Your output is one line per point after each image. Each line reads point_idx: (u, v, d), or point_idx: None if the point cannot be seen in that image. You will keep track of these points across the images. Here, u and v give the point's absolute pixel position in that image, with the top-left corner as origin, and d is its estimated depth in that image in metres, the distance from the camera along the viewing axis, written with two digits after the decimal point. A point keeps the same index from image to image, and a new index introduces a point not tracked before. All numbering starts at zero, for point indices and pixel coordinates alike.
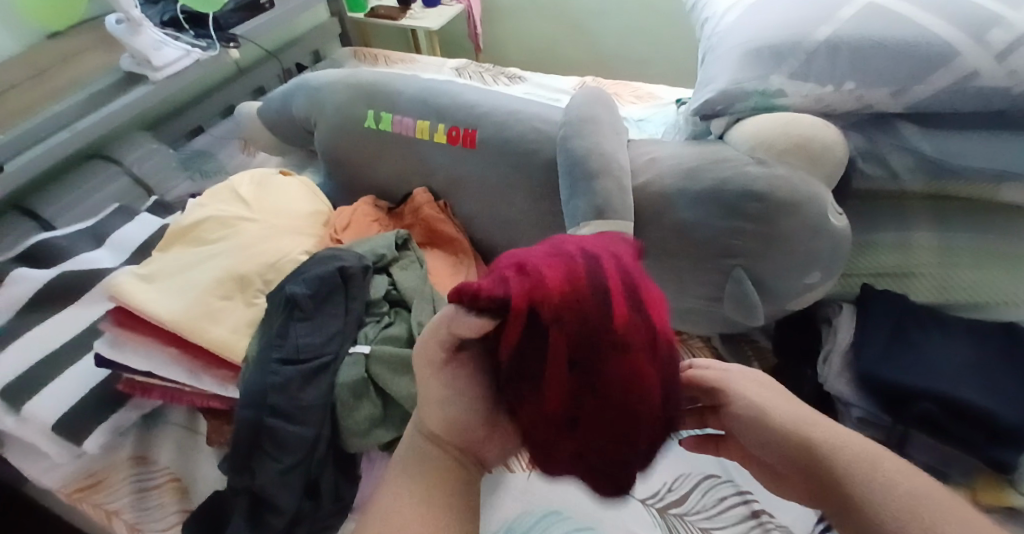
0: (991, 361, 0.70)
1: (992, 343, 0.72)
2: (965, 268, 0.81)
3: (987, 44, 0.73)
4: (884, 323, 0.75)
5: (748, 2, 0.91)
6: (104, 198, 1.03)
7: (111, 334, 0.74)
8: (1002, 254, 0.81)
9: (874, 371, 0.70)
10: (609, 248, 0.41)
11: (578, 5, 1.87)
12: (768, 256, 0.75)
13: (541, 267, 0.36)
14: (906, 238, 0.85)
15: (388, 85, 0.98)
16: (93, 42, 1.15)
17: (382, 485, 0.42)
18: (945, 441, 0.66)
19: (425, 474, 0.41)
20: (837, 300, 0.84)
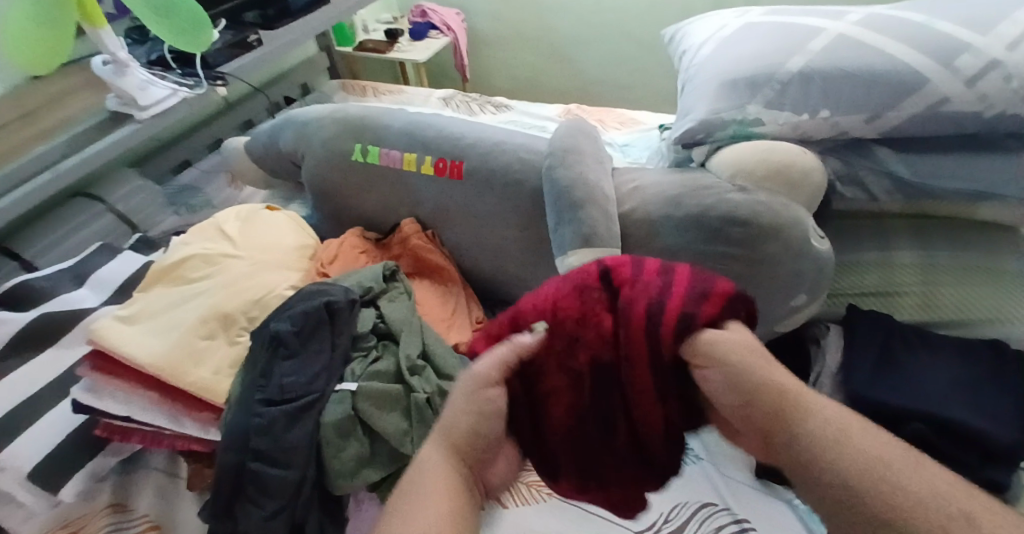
0: (979, 378, 0.69)
1: (982, 360, 0.72)
2: (946, 286, 0.81)
3: (957, 70, 0.74)
4: (873, 343, 0.74)
5: (723, 34, 0.93)
6: (88, 237, 1.02)
7: (88, 379, 0.73)
8: (982, 270, 0.82)
9: (866, 393, 0.69)
10: (634, 304, 0.53)
11: (561, 36, 1.90)
12: (755, 282, 0.75)
13: (551, 310, 0.55)
14: (888, 257, 0.85)
15: (372, 120, 0.99)
16: (80, 82, 1.16)
17: (405, 497, 0.45)
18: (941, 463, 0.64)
19: (448, 489, 0.44)
20: (824, 321, 0.83)
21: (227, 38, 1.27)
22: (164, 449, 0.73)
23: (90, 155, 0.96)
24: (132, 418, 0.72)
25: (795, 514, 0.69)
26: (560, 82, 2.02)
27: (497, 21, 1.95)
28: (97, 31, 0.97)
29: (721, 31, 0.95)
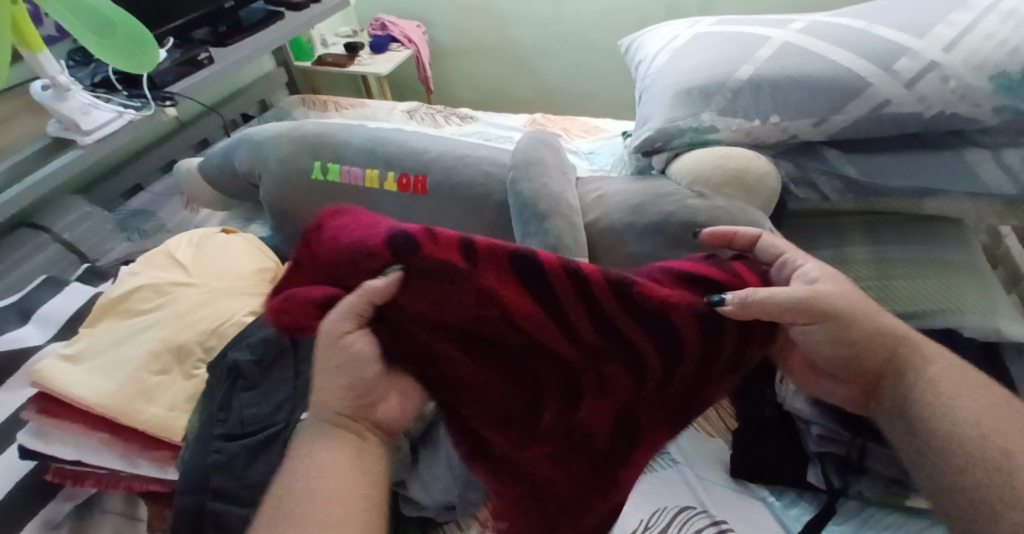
0: None
1: None
2: (900, 278, 0.79)
3: (896, 73, 0.76)
4: None
5: (675, 45, 0.94)
6: (32, 269, 0.98)
7: (35, 423, 0.69)
8: (933, 262, 0.81)
9: None
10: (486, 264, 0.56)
11: (522, 46, 1.90)
12: None
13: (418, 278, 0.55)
14: (842, 252, 0.84)
15: (329, 138, 0.97)
16: (19, 108, 1.11)
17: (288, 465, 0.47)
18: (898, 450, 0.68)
19: (340, 451, 0.47)
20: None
21: (176, 57, 1.23)
22: (120, 492, 0.70)
23: (30, 184, 0.92)
24: (82, 461, 0.68)
25: (771, 512, 0.69)
26: (524, 92, 2.02)
27: (457, 33, 1.94)
28: (35, 56, 0.93)
29: (673, 41, 0.96)
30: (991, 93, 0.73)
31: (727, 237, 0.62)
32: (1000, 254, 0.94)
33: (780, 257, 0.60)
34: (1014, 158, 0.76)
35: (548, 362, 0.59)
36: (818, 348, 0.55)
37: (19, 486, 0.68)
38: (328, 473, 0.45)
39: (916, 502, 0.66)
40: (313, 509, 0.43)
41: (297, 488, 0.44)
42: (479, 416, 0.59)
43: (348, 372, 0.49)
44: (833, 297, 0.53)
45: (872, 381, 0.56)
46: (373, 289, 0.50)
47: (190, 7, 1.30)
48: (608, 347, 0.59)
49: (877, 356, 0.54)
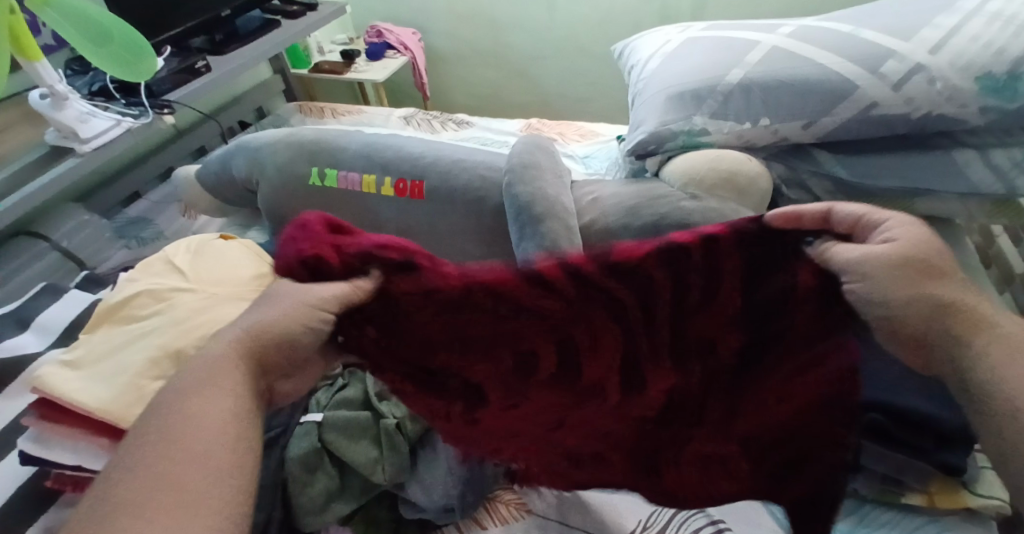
0: None
1: None
2: None
3: (883, 76, 0.77)
4: None
5: (667, 50, 0.96)
6: (31, 277, 0.98)
7: (36, 430, 0.70)
8: None
9: None
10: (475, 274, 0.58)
11: (517, 52, 1.92)
12: None
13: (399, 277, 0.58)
14: None
15: (325, 144, 0.98)
16: (17, 117, 1.12)
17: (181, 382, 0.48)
18: (894, 449, 0.65)
19: (231, 392, 0.47)
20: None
21: (173, 65, 1.24)
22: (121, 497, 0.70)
23: (29, 192, 0.92)
24: (82, 466, 0.69)
25: (770, 513, 0.70)
26: (519, 97, 2.03)
27: (453, 39, 1.96)
28: (32, 64, 0.94)
29: (664, 46, 0.97)
30: (977, 93, 0.74)
31: (794, 218, 0.57)
32: (992, 253, 0.95)
33: (864, 219, 0.54)
34: (1001, 158, 0.77)
35: (561, 341, 0.60)
36: (867, 308, 0.51)
37: (18, 493, 0.68)
38: (210, 412, 0.45)
39: (912, 499, 0.65)
40: (175, 439, 0.42)
41: (166, 416, 0.44)
42: (494, 403, 0.64)
43: (273, 348, 0.51)
44: (882, 262, 0.50)
45: (919, 348, 0.50)
46: (347, 295, 0.55)
47: (187, 16, 1.31)
48: (602, 322, 0.59)
49: (917, 319, 0.48)
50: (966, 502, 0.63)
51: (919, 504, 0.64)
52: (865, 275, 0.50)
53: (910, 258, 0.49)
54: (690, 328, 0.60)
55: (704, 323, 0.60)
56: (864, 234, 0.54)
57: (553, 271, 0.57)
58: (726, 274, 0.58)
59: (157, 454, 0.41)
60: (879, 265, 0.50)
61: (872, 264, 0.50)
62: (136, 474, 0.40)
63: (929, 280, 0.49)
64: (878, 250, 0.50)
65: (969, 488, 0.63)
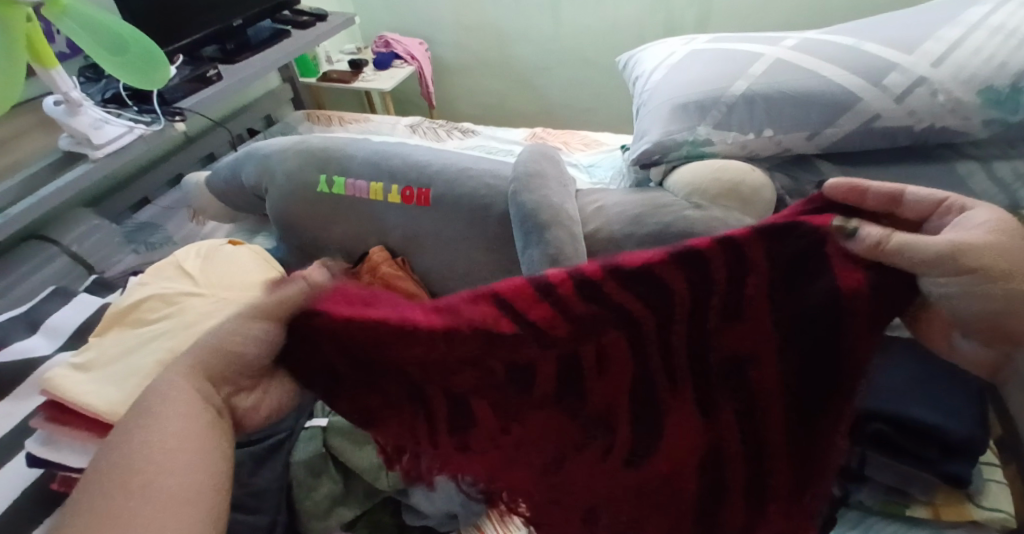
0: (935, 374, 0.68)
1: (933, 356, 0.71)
2: None
3: (886, 88, 0.78)
4: None
5: (671, 61, 0.97)
6: (41, 281, 0.99)
7: (45, 431, 0.71)
8: None
9: None
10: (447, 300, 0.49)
11: (522, 62, 1.94)
12: None
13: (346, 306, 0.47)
14: None
15: (334, 151, 0.99)
16: (31, 124, 1.13)
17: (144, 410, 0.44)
18: (899, 459, 0.64)
19: (197, 419, 0.44)
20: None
21: (186, 74, 1.26)
22: None
23: (43, 197, 0.94)
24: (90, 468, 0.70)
25: None
26: (524, 107, 2.05)
27: (459, 49, 1.98)
28: (47, 70, 0.96)
29: (668, 58, 0.98)
30: (979, 106, 0.75)
31: (857, 193, 0.50)
32: None
33: (943, 203, 0.49)
34: (1006, 171, 0.77)
35: (571, 371, 0.51)
36: (959, 304, 0.44)
37: (27, 494, 0.69)
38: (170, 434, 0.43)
39: (918, 511, 0.65)
40: (133, 469, 0.41)
41: (131, 448, 0.42)
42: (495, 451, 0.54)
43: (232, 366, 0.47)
44: (986, 250, 0.43)
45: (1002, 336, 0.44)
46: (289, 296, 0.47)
47: (200, 25, 1.33)
48: (612, 342, 0.50)
49: None
50: (971, 515, 0.63)
51: (926, 517, 0.64)
52: (947, 271, 0.44)
53: (1014, 237, 0.44)
54: (720, 345, 0.52)
55: (733, 339, 0.51)
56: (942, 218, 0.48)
57: (562, 283, 0.49)
58: (754, 293, 0.50)
59: (119, 490, 0.40)
60: (937, 257, 0.43)
61: (945, 252, 0.43)
62: (110, 506, 0.39)
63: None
64: (975, 234, 0.43)
65: (973, 500, 0.63)
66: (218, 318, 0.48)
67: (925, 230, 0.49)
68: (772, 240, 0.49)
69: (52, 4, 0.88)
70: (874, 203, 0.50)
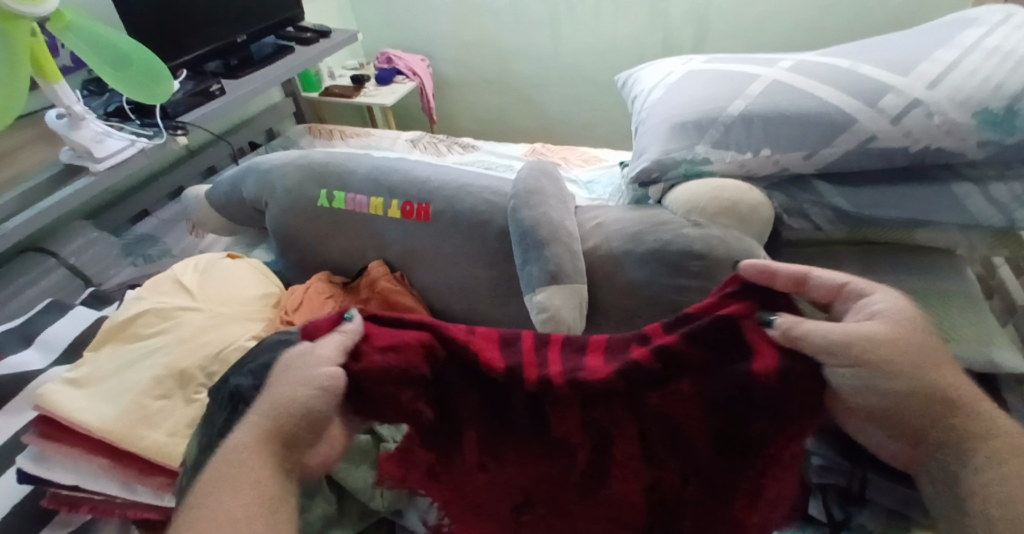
0: None
1: None
2: None
3: (882, 109, 0.78)
4: None
5: (670, 81, 0.98)
6: (38, 294, 0.99)
7: (35, 448, 0.70)
8: (929, 291, 0.81)
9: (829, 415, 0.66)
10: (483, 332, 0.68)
11: (522, 79, 1.95)
12: None
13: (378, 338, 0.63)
14: None
15: (334, 166, 0.99)
16: (33, 137, 1.14)
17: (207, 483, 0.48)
18: (899, 481, 0.63)
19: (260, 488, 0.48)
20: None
21: (189, 88, 1.27)
22: (117, 519, 0.70)
23: (41, 211, 0.94)
24: (80, 486, 0.69)
25: None
26: (523, 122, 2.06)
27: (460, 66, 2.00)
28: (50, 85, 0.96)
29: (666, 78, 0.99)
30: (975, 128, 0.75)
31: (767, 273, 0.60)
32: (995, 284, 0.93)
33: (844, 287, 0.57)
34: (1002, 193, 0.77)
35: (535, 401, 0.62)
36: (868, 384, 0.50)
37: (16, 512, 0.68)
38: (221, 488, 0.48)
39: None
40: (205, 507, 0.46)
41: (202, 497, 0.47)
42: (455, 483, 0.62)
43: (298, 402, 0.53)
44: (887, 340, 0.50)
45: (911, 438, 0.50)
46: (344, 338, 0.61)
47: (204, 41, 1.34)
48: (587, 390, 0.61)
49: (916, 403, 0.49)
50: None
51: None
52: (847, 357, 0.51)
53: (903, 331, 0.51)
54: (688, 427, 0.59)
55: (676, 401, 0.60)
56: (846, 301, 0.56)
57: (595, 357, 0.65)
58: (734, 346, 0.60)
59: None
60: (847, 338, 0.51)
61: (847, 337, 0.51)
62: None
63: (932, 369, 0.50)
64: (868, 326, 0.51)
65: None
66: (332, 337, 0.61)
67: (833, 314, 0.58)
68: (715, 333, 0.60)
69: (56, 19, 0.89)
70: (785, 282, 0.59)
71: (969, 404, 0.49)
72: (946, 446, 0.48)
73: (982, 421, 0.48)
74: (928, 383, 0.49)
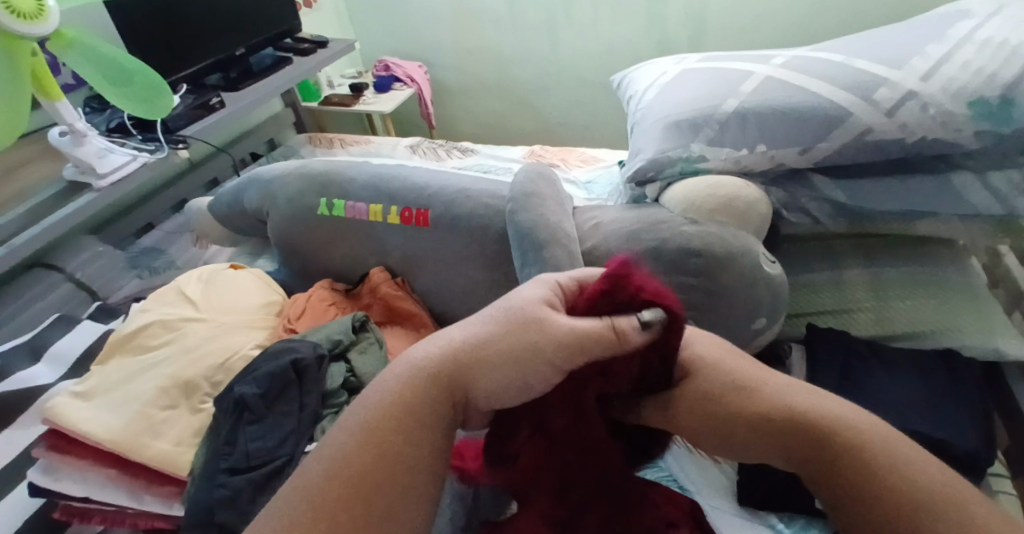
0: (938, 394, 0.67)
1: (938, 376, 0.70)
2: (898, 300, 0.81)
3: (876, 103, 0.78)
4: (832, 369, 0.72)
5: (664, 81, 0.98)
6: (45, 308, 1.00)
7: (45, 461, 0.71)
8: (930, 283, 0.81)
9: None
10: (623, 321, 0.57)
11: (520, 82, 1.96)
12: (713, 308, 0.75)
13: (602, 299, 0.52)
14: (838, 276, 0.85)
15: (333, 175, 1.00)
16: (38, 154, 1.15)
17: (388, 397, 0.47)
18: None
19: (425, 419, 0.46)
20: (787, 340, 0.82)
21: (189, 102, 1.29)
22: (126, 529, 0.70)
23: (46, 226, 0.95)
24: (90, 497, 0.70)
25: None
26: (522, 125, 2.07)
27: (458, 71, 2.01)
28: (53, 102, 0.98)
29: (661, 78, 1.00)
30: (970, 118, 0.75)
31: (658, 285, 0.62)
32: (1000, 274, 0.92)
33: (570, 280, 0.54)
34: (1001, 182, 0.77)
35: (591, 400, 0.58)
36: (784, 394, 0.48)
37: (26, 523, 0.69)
38: (379, 398, 0.46)
39: None
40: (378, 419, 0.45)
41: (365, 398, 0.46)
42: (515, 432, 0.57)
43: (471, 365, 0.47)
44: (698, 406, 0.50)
45: (825, 478, 0.45)
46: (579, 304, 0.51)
47: (203, 55, 1.36)
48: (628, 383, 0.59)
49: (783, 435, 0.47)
50: None
51: None
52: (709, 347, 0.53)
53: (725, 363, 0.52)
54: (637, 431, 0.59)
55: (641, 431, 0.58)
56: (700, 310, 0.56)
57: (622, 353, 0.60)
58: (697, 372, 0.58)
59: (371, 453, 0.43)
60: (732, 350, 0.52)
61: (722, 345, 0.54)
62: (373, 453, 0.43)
63: (748, 380, 0.50)
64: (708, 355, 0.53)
65: None
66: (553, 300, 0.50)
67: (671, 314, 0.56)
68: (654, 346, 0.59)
69: (57, 38, 0.91)
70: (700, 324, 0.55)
71: (952, 502, 0.40)
72: (834, 470, 0.44)
73: (924, 479, 0.42)
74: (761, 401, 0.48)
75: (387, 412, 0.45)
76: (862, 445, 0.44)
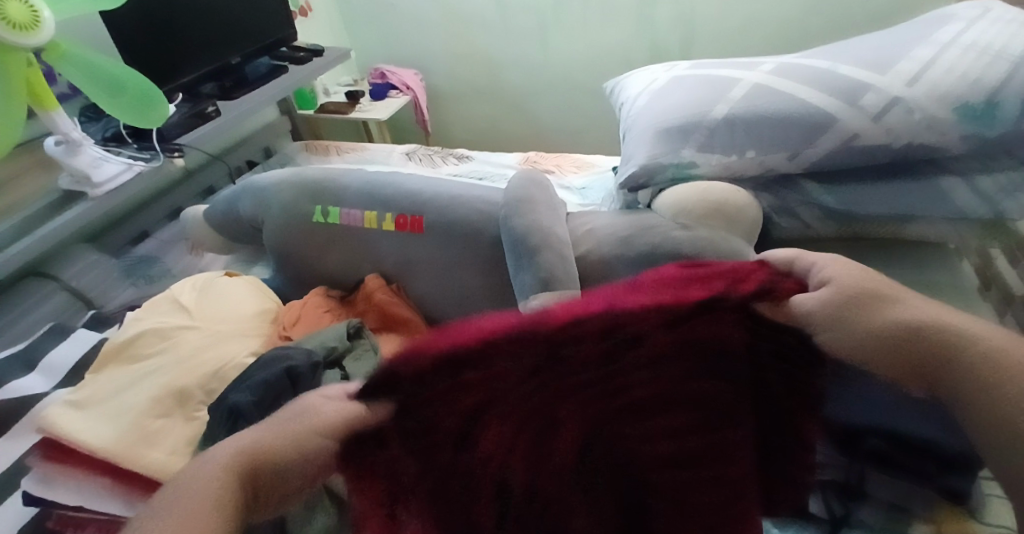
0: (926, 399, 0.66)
1: None
2: None
3: (863, 108, 0.79)
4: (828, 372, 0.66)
5: (655, 87, 0.99)
6: (39, 318, 1.00)
7: (39, 471, 0.71)
8: (918, 284, 0.82)
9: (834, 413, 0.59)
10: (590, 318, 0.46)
11: (515, 89, 1.97)
12: None
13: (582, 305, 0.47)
14: None
15: (327, 182, 1.01)
16: (33, 164, 1.16)
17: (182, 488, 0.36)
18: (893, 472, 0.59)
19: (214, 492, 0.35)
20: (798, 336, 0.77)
21: (184, 110, 1.29)
22: None
23: (40, 236, 0.95)
24: (84, 507, 0.69)
25: None
26: (518, 131, 2.08)
27: (453, 78, 2.02)
28: (47, 113, 0.99)
29: (652, 84, 1.00)
30: (956, 121, 0.76)
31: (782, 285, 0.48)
32: None
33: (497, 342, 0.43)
34: (988, 184, 0.78)
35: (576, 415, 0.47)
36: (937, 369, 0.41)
37: None
38: (192, 487, 0.36)
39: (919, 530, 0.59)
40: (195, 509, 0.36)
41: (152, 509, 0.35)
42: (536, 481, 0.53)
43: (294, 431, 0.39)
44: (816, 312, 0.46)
45: (923, 380, 0.43)
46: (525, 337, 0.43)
47: (198, 64, 1.36)
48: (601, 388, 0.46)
49: (894, 351, 0.43)
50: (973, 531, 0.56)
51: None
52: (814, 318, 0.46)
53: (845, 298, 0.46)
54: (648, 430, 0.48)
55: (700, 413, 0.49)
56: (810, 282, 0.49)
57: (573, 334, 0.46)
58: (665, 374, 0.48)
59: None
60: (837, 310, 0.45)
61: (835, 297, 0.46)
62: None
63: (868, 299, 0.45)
64: (816, 297, 0.47)
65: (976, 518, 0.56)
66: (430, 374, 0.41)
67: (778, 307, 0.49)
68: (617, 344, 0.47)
69: (51, 50, 0.91)
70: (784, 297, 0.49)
71: (1003, 367, 0.38)
72: (935, 373, 0.42)
73: (976, 360, 0.40)
74: (882, 319, 0.44)
75: (208, 499, 0.35)
76: (962, 339, 0.41)
